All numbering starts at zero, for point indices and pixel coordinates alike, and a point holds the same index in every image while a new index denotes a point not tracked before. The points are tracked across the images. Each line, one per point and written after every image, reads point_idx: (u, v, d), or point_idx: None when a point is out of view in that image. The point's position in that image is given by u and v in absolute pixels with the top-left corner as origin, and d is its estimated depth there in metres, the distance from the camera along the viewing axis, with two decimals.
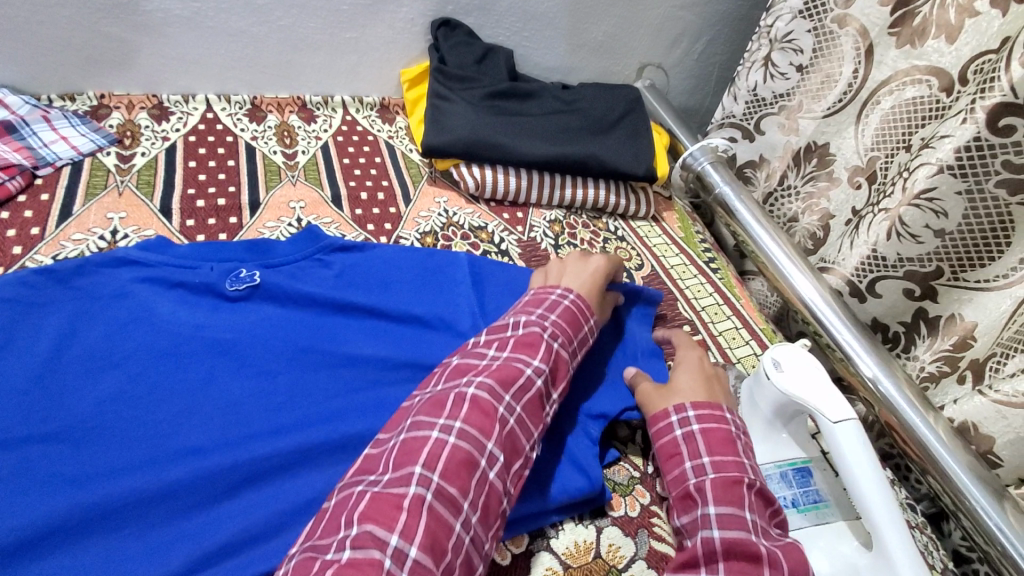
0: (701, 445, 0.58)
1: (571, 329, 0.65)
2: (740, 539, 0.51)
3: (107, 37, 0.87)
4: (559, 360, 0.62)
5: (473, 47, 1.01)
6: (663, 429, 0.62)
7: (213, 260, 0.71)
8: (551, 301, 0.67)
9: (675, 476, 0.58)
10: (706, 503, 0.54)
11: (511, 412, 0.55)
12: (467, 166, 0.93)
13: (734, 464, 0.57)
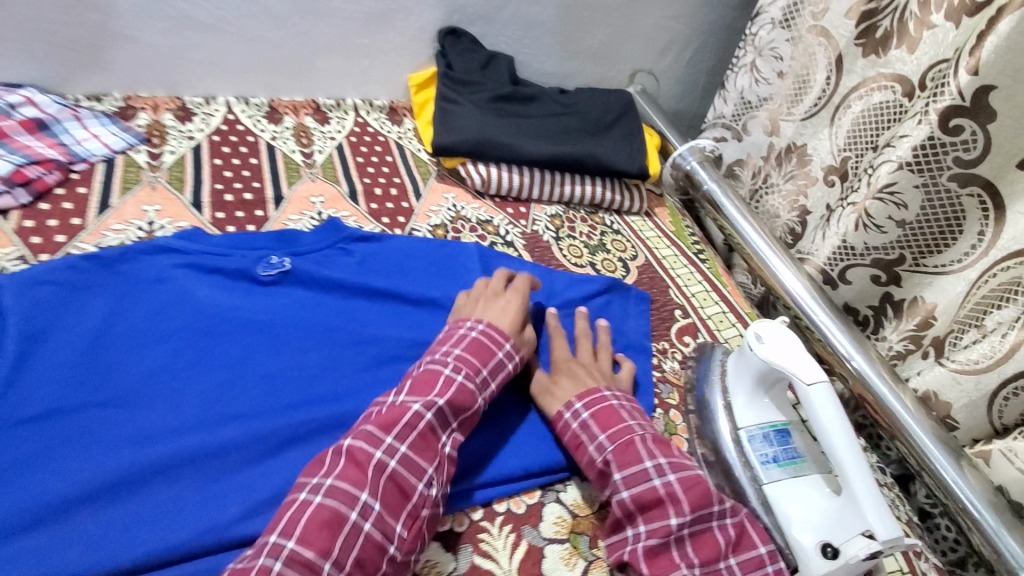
0: (593, 424, 0.65)
1: (477, 359, 0.65)
2: (646, 492, 0.59)
3: (136, 42, 0.92)
4: (461, 392, 0.62)
5: (477, 53, 1.08)
6: (562, 424, 0.67)
7: (246, 249, 0.77)
8: (456, 336, 0.68)
9: (584, 458, 0.64)
10: (612, 471, 0.61)
11: (391, 455, 0.55)
12: (475, 165, 1.00)
13: (626, 428, 0.64)
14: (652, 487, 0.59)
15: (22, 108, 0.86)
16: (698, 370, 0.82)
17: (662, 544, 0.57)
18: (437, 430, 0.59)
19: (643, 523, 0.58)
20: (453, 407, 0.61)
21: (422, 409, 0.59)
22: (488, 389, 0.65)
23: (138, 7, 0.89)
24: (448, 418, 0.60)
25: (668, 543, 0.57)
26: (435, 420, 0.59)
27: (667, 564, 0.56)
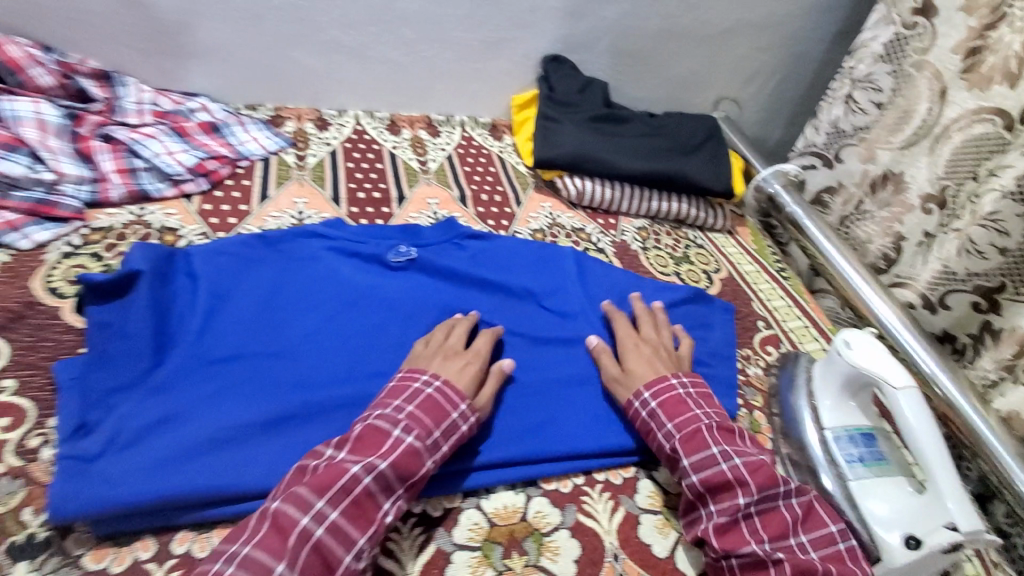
0: (660, 413, 0.71)
1: (429, 419, 0.62)
2: (713, 474, 0.65)
3: (291, 61, 1.07)
4: (406, 454, 0.59)
5: (576, 77, 1.17)
6: (632, 413, 0.73)
7: (376, 240, 0.89)
8: (412, 391, 0.65)
9: (656, 445, 0.71)
10: (682, 455, 0.67)
11: (319, 522, 0.53)
12: (571, 178, 1.09)
13: (693, 418, 0.70)
14: (717, 470, 0.65)
15: (198, 114, 1.02)
16: (780, 376, 0.87)
17: (732, 520, 0.63)
18: (377, 496, 0.56)
19: (713, 503, 0.64)
20: (398, 471, 0.58)
21: (361, 475, 0.56)
22: (439, 452, 0.62)
23: (296, 34, 1.03)
24: (393, 484, 0.58)
25: (736, 520, 0.63)
26: (378, 486, 0.56)
27: (737, 538, 0.62)
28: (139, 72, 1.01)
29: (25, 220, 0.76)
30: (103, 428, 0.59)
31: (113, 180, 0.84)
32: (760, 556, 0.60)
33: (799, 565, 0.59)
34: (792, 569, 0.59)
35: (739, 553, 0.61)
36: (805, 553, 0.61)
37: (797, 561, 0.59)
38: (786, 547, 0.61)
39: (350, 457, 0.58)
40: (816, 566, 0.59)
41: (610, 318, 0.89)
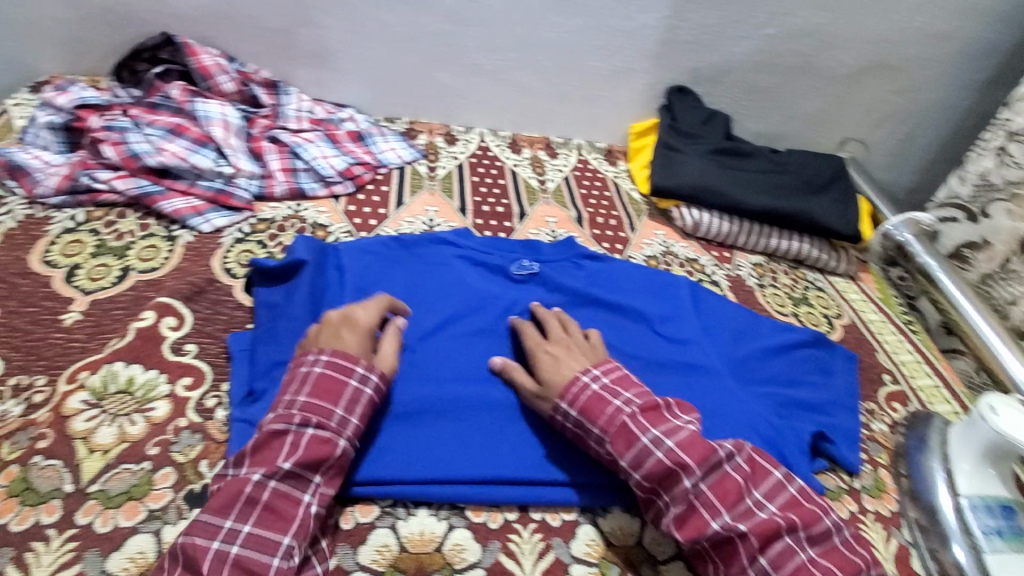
0: (584, 420, 0.64)
1: (326, 401, 0.57)
2: (654, 467, 0.59)
3: (432, 79, 1.14)
4: (311, 445, 0.56)
5: (700, 110, 1.18)
6: (557, 426, 0.66)
7: (499, 252, 0.93)
8: (300, 375, 0.59)
9: (595, 450, 0.65)
10: (619, 458, 0.61)
11: (232, 540, 0.51)
12: (688, 207, 1.08)
13: (614, 413, 0.63)
14: (656, 461, 0.59)
15: (346, 123, 1.12)
16: (908, 437, 0.85)
17: (688, 507, 0.58)
18: (294, 493, 0.54)
19: (666, 495, 0.60)
20: (306, 463, 0.55)
21: (257, 484, 0.53)
22: (350, 427, 0.58)
23: (441, 56, 1.11)
24: (307, 478, 0.55)
25: (691, 505, 0.58)
26: (289, 485, 0.54)
27: (699, 522, 0.57)
28: (301, 83, 1.13)
29: (207, 206, 0.87)
30: (264, 397, 0.65)
31: (278, 178, 0.95)
32: (723, 531, 0.56)
33: (760, 528, 0.56)
34: (756, 535, 0.56)
35: (705, 536, 0.57)
36: (761, 512, 0.58)
37: (759, 524, 0.56)
38: (750, 516, 0.57)
39: (252, 469, 0.55)
40: (777, 522, 0.56)
41: (727, 351, 0.88)
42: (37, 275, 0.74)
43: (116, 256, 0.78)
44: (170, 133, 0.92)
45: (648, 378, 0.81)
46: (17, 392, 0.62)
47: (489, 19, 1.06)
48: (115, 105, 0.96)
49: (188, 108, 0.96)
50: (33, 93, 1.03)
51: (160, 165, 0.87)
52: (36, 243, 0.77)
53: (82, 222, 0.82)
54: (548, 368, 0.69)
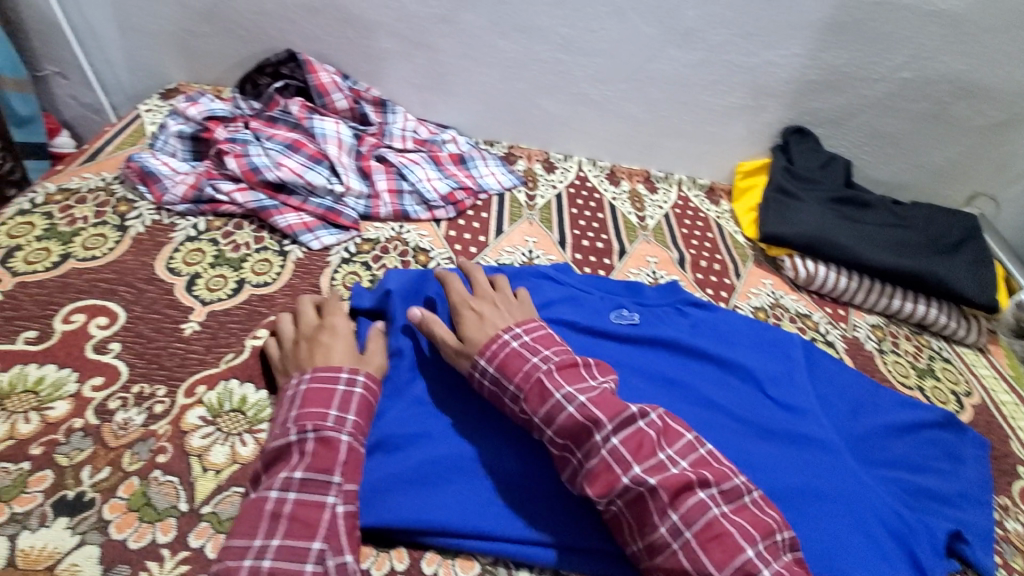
0: (500, 377, 0.63)
1: (319, 405, 0.58)
2: (566, 421, 0.58)
3: (536, 106, 1.13)
4: (318, 452, 0.55)
5: (819, 154, 1.11)
6: (475, 384, 0.65)
7: (602, 292, 0.90)
8: (288, 398, 0.60)
9: (510, 408, 0.63)
10: (532, 414, 0.60)
11: (263, 555, 0.49)
12: (802, 258, 1.02)
13: (531, 370, 0.62)
14: (567, 415, 0.58)
15: (448, 145, 1.12)
16: None
17: (597, 461, 0.56)
18: (317, 499, 0.53)
19: (578, 452, 0.57)
20: (318, 465, 0.54)
21: (275, 498, 0.52)
22: (347, 429, 0.58)
23: (549, 84, 1.09)
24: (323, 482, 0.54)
25: (602, 460, 0.55)
26: (310, 492, 0.53)
27: (608, 475, 0.55)
28: (407, 102, 1.14)
29: (317, 223, 0.89)
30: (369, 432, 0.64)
31: (383, 199, 0.95)
32: (632, 483, 0.54)
33: (669, 483, 0.53)
34: (666, 488, 0.53)
35: (614, 491, 0.54)
36: (674, 467, 0.55)
37: (670, 477, 0.54)
38: (663, 471, 0.54)
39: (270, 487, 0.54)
40: (689, 476, 0.54)
41: (843, 424, 0.81)
42: (161, 281, 0.76)
43: (232, 268, 0.80)
44: (288, 148, 0.94)
45: (760, 448, 0.75)
46: (139, 400, 0.63)
47: (603, 50, 1.03)
48: (238, 117, 1.00)
49: (306, 124, 0.98)
50: (163, 100, 1.09)
51: (277, 180, 0.89)
52: (161, 249, 0.80)
53: (202, 231, 0.84)
54: (470, 325, 0.68)
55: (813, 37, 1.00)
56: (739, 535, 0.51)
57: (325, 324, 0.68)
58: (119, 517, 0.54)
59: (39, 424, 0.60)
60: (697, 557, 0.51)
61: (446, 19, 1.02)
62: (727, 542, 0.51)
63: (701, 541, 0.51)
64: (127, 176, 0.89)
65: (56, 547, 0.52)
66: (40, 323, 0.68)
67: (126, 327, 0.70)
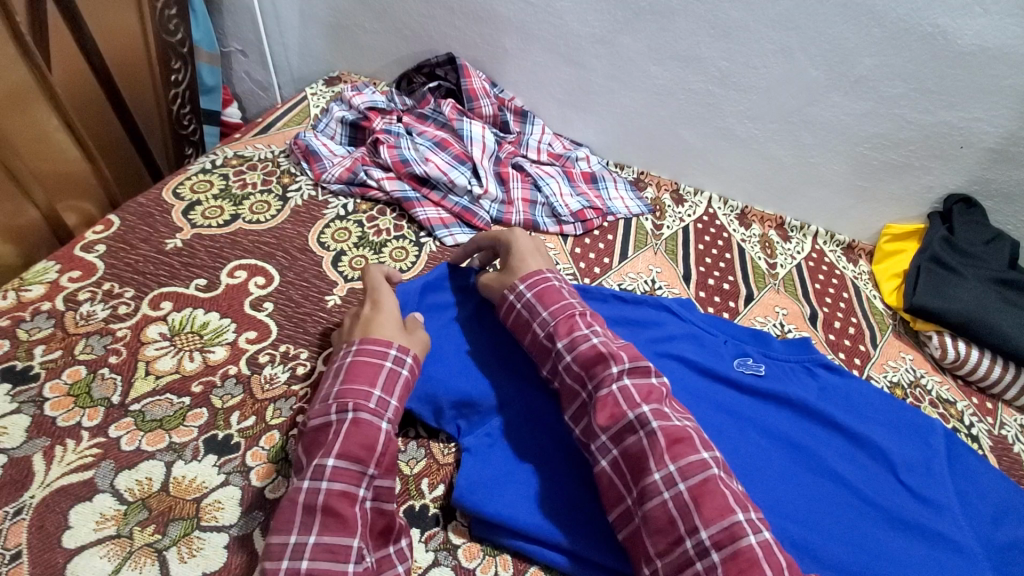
0: (537, 303, 0.68)
1: (361, 383, 0.58)
2: (586, 350, 0.63)
3: (675, 136, 1.10)
4: (356, 437, 0.54)
5: (985, 229, 1.00)
6: (507, 307, 0.70)
7: (726, 336, 0.86)
8: (334, 370, 0.60)
9: (531, 336, 0.68)
10: (556, 340, 0.65)
11: (299, 555, 0.48)
12: (952, 338, 0.93)
13: (568, 307, 0.67)
14: (590, 345, 0.63)
15: (581, 162, 1.13)
16: None
17: (605, 392, 0.59)
18: (350, 491, 0.52)
19: (590, 382, 0.61)
20: (350, 453, 0.53)
21: (309, 489, 0.51)
22: (385, 413, 0.57)
23: (694, 116, 1.06)
24: (359, 472, 0.53)
25: (611, 391, 0.59)
26: (343, 484, 0.52)
27: (613, 407, 0.58)
28: (547, 116, 1.17)
29: (452, 220, 0.92)
30: (483, 422, 0.67)
31: (516, 206, 0.97)
32: (636, 421, 0.56)
33: (669, 428, 0.55)
34: (665, 435, 0.55)
35: (618, 421, 0.57)
36: (674, 420, 0.56)
37: (671, 427, 0.55)
38: (661, 416, 0.56)
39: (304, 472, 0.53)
40: (690, 433, 0.55)
41: (984, 529, 0.71)
42: (312, 253, 0.82)
43: (373, 250, 0.85)
44: (435, 146, 0.99)
45: (887, 537, 0.68)
46: (285, 359, 0.68)
47: (762, 88, 0.99)
48: (394, 110, 1.07)
49: (454, 125, 1.03)
50: (327, 86, 1.18)
51: (423, 174, 0.94)
52: (316, 223, 0.86)
53: (350, 212, 0.90)
54: (515, 254, 0.74)
55: (1006, 103, 0.91)
56: (732, 498, 0.51)
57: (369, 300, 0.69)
58: (260, 466, 0.58)
59: (202, 363, 0.65)
60: (688, 508, 0.50)
61: (604, 40, 1.02)
62: (720, 500, 0.50)
63: (693, 494, 0.51)
64: (292, 152, 0.97)
65: (203, 482, 0.56)
66: (208, 273, 0.75)
67: (279, 289, 0.76)
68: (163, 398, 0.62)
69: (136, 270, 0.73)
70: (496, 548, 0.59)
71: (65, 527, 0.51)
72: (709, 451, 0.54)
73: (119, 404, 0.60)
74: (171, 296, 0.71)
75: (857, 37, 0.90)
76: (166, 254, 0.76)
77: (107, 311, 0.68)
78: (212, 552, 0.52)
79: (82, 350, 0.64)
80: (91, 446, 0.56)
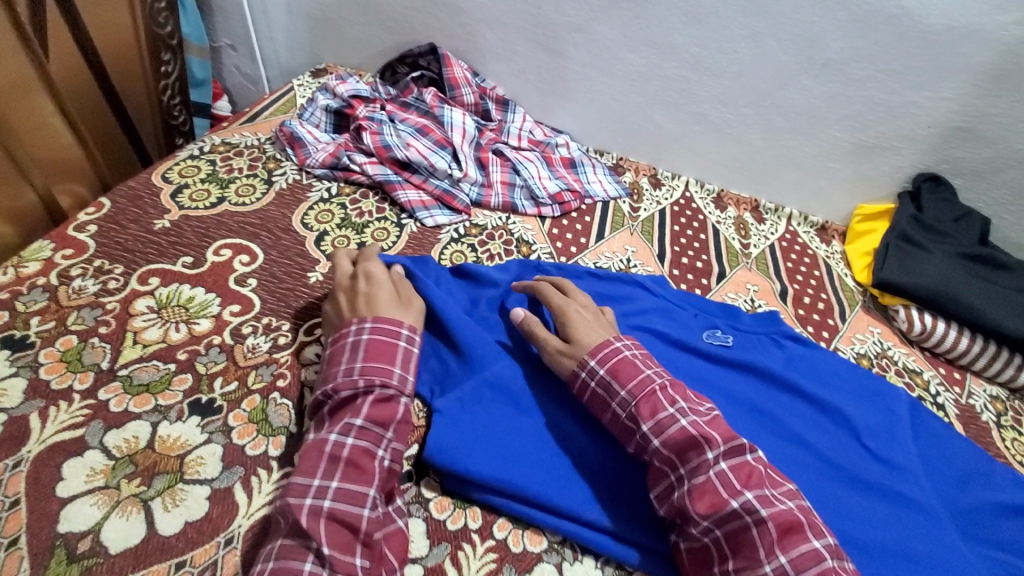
0: (612, 380, 0.63)
1: (383, 360, 0.61)
2: (677, 434, 0.58)
3: (652, 122, 1.13)
4: (384, 408, 0.58)
5: (953, 206, 1.03)
6: (580, 385, 0.65)
7: (696, 310, 0.89)
8: (350, 345, 0.62)
9: (610, 414, 0.64)
10: (640, 422, 0.60)
11: (324, 495, 0.52)
12: (918, 311, 0.96)
13: (645, 380, 0.62)
14: (680, 427, 0.58)
15: (560, 148, 1.16)
16: None
17: (703, 480, 0.55)
18: (371, 449, 0.56)
19: (683, 467, 0.57)
20: (377, 417, 0.57)
21: (333, 442, 0.55)
22: (407, 388, 0.61)
23: (669, 101, 1.10)
24: (378, 434, 0.57)
25: (709, 479, 0.55)
26: (366, 442, 0.56)
27: (714, 496, 0.54)
28: (528, 104, 1.20)
29: (433, 203, 0.95)
30: (456, 387, 0.67)
31: (496, 189, 1.01)
32: (741, 510, 0.53)
33: (781, 518, 0.52)
34: (775, 525, 0.52)
35: (720, 513, 0.54)
36: (782, 504, 0.54)
37: (779, 514, 0.53)
38: (770, 506, 0.53)
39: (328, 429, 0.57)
40: (798, 518, 0.53)
41: (947, 492, 0.74)
42: (296, 233, 0.85)
43: (355, 231, 0.88)
44: (417, 132, 1.02)
45: (851, 499, 0.70)
46: (267, 330, 0.71)
47: (733, 72, 1.02)
48: (377, 99, 1.10)
49: (436, 112, 1.06)
50: (314, 78, 1.21)
51: (405, 159, 0.97)
52: (299, 205, 0.90)
53: (334, 195, 0.93)
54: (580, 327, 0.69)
55: (971, 82, 0.94)
56: None
57: (361, 272, 0.71)
58: (241, 426, 0.61)
59: (187, 334, 0.69)
60: None
61: (580, 28, 1.06)
62: None
63: None
64: (278, 139, 1.00)
65: (187, 440, 0.59)
66: (195, 252, 0.78)
67: (263, 266, 0.79)
68: (150, 365, 0.65)
69: (126, 248, 0.76)
70: (466, 501, 0.62)
71: (57, 479, 0.54)
72: (820, 538, 0.52)
73: (109, 369, 0.63)
74: (159, 272, 0.74)
75: (823, 21, 0.93)
76: (155, 233, 0.79)
77: (98, 286, 0.71)
78: (195, 503, 0.55)
79: (74, 321, 0.67)
80: (81, 407, 0.59)
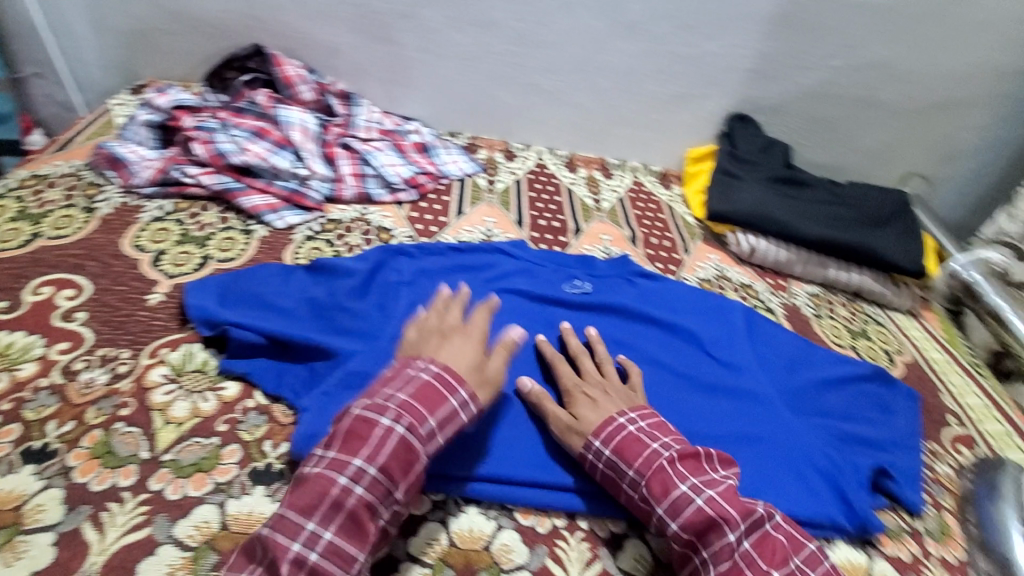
0: (618, 461, 0.61)
1: (423, 406, 0.54)
2: (694, 515, 0.57)
3: (494, 98, 1.18)
4: (398, 456, 0.52)
5: (760, 139, 1.18)
6: (590, 467, 0.64)
7: (555, 265, 0.95)
8: (403, 377, 0.56)
9: (624, 494, 0.62)
10: (655, 504, 0.59)
11: (313, 545, 0.48)
12: (744, 234, 1.08)
13: (652, 456, 0.61)
14: (697, 509, 0.57)
15: (411, 135, 1.16)
16: (976, 483, 0.80)
17: (727, 567, 0.54)
18: (373, 505, 0.50)
19: (705, 551, 0.56)
20: (389, 471, 0.51)
21: (341, 485, 0.50)
22: (433, 443, 0.54)
23: (504, 76, 1.15)
24: (384, 487, 0.51)
25: (735, 564, 0.54)
26: (371, 495, 0.50)
27: None
28: (373, 96, 1.19)
29: (282, 205, 0.93)
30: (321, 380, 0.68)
31: (347, 182, 1.00)
32: None
33: None
34: None
35: None
36: None
37: None
38: None
39: (337, 462, 0.51)
40: None
41: (780, 380, 0.85)
42: (128, 257, 0.79)
43: (197, 245, 0.84)
44: (253, 136, 0.99)
45: (701, 403, 0.79)
46: (103, 361, 0.66)
47: (554, 42, 1.09)
48: (206, 108, 1.03)
49: (271, 113, 1.03)
50: (133, 95, 1.13)
51: (243, 164, 0.94)
52: (128, 228, 0.84)
53: (169, 212, 0.88)
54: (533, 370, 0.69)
55: (752, 28, 1.08)
56: None
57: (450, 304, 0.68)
58: (83, 463, 0.57)
59: (8, 382, 0.63)
60: None
61: (406, 14, 1.08)
62: None
63: None
64: (96, 163, 0.92)
65: (22, 490, 0.54)
66: (8, 295, 0.71)
67: (93, 297, 0.73)
68: None
69: None
70: None
71: None
72: None
73: None
74: None
75: None
76: None
77: None
78: (39, 552, 0.51)
79: None
80: None
